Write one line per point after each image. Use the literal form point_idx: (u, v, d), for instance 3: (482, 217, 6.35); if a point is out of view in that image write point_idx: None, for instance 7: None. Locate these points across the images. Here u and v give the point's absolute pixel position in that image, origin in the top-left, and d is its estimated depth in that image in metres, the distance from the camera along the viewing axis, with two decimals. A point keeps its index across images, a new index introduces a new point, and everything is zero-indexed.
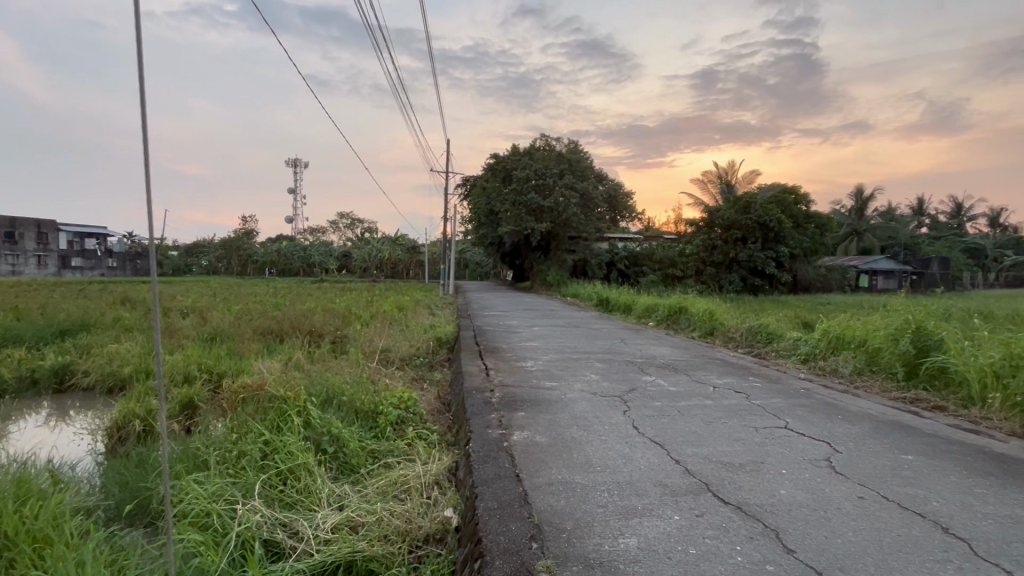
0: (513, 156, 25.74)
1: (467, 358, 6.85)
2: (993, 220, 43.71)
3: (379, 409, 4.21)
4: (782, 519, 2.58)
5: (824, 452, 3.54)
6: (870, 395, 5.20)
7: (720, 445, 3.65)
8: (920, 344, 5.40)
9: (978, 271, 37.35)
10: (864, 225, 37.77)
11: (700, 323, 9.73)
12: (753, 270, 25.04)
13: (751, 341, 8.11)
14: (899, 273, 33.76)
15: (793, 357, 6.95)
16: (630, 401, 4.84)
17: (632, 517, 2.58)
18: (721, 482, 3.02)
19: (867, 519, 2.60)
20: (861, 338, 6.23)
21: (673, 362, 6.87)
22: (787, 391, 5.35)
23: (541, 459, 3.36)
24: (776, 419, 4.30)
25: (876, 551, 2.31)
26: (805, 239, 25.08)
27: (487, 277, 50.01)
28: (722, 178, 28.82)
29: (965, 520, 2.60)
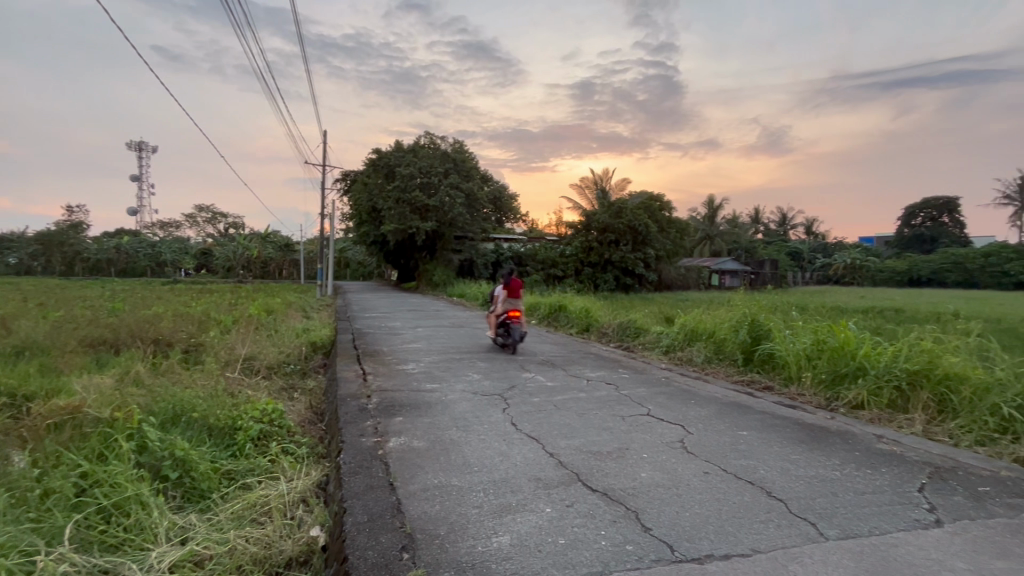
0: (396, 153, 25.04)
1: (344, 364, 6.47)
2: (808, 229, 52.52)
3: (238, 423, 3.79)
4: (641, 501, 2.79)
5: (678, 434, 3.93)
6: (716, 380, 5.93)
7: (590, 435, 3.88)
8: (754, 334, 6.29)
9: (798, 270, 44.70)
10: (714, 231, 43.18)
11: (577, 320, 10.30)
12: (625, 270, 27.24)
13: (621, 335, 8.79)
14: (742, 273, 39.10)
15: (657, 349, 7.66)
16: (510, 399, 4.94)
17: (506, 514, 2.61)
18: (590, 471, 3.19)
19: (710, 492, 2.92)
20: (709, 331, 7.06)
21: (552, 358, 7.16)
22: (649, 380, 5.87)
23: (417, 464, 3.28)
24: (639, 407, 4.68)
25: (716, 520, 2.60)
26: (667, 242, 27.93)
27: (370, 277, 48.08)
28: (597, 184, 30.88)
29: (783, 483, 3.06)
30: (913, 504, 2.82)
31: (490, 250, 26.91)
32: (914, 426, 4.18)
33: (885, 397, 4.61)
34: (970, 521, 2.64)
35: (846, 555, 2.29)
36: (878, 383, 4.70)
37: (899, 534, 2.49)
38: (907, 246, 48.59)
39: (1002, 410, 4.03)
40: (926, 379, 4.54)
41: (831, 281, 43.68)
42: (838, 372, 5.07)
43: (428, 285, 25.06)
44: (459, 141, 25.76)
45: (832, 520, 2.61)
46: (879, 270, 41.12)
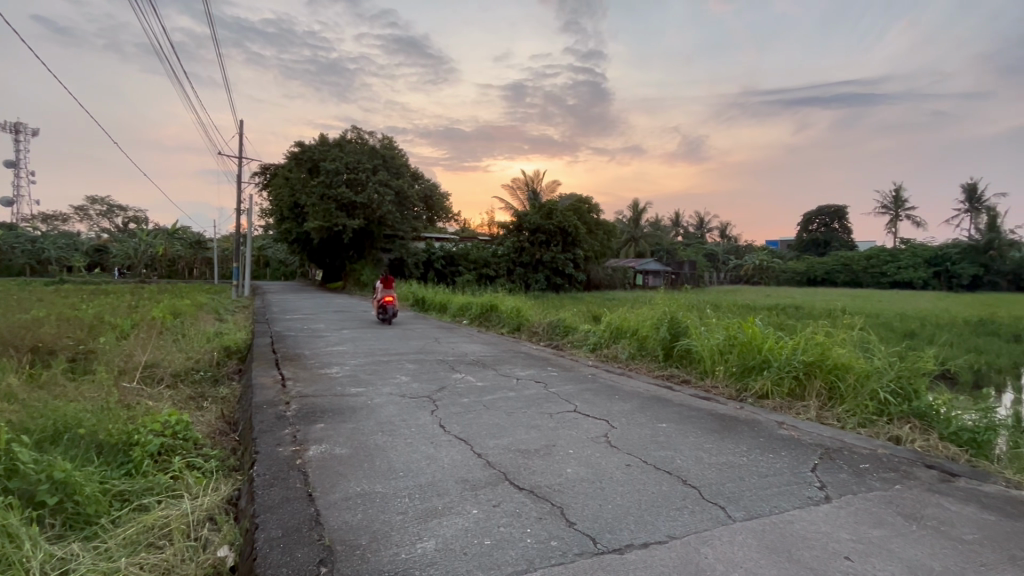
0: (321, 146, 23.92)
1: (260, 369, 6.08)
2: (722, 232, 56.53)
3: (134, 438, 3.42)
4: (565, 496, 2.86)
5: (603, 429, 4.06)
6: (638, 375, 6.21)
7: (518, 433, 3.91)
8: (673, 330, 6.65)
9: (713, 270, 47.96)
10: (639, 233, 45.29)
11: (508, 319, 10.38)
12: (555, 270, 27.91)
13: (550, 334, 8.94)
14: (664, 273, 41.53)
15: (585, 347, 7.88)
16: (438, 400, 4.87)
17: (431, 519, 2.56)
18: (517, 469, 3.21)
19: (631, 484, 3.03)
20: (632, 329, 7.35)
21: (482, 358, 7.16)
22: (577, 377, 6.03)
23: (339, 473, 3.13)
24: (566, 404, 4.80)
25: (636, 510, 2.70)
26: (595, 244, 28.87)
27: (292, 276, 45.64)
28: (528, 185, 31.31)
29: (698, 471, 3.24)
30: (807, 483, 3.10)
31: (421, 250, 26.45)
32: (809, 412, 4.61)
33: (786, 386, 5.04)
34: (853, 495, 2.94)
35: (750, 534, 2.48)
36: (781, 374, 5.13)
37: (795, 511, 2.72)
38: (805, 249, 53.81)
39: (879, 394, 4.56)
40: (819, 368, 5.02)
41: (741, 281, 47.36)
42: (747, 364, 5.48)
43: (356, 287, 24.22)
44: (388, 137, 25.16)
45: (738, 503, 2.80)
46: (782, 270, 45.22)
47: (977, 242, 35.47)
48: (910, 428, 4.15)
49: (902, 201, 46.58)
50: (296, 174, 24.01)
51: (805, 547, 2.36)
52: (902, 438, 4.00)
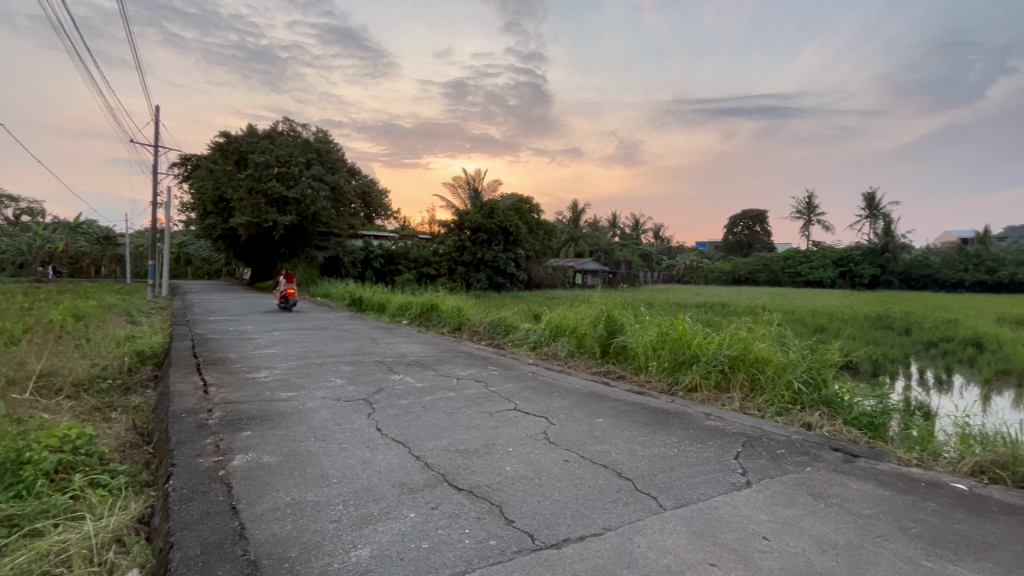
0: (249, 137, 22.58)
1: (179, 375, 5.64)
2: (656, 233, 59.00)
3: (26, 456, 3.05)
4: (505, 494, 2.86)
5: (542, 426, 4.11)
6: (577, 372, 6.36)
7: (458, 434, 3.88)
8: (609, 328, 6.86)
9: (648, 270, 50.01)
10: (578, 233, 46.36)
11: (448, 319, 10.28)
12: (497, 269, 27.99)
13: (491, 333, 8.95)
14: (601, 272, 42.77)
15: (525, 345, 7.95)
16: (375, 403, 4.73)
17: (367, 525, 2.48)
18: (456, 470, 3.19)
19: (568, 479, 3.10)
20: (571, 327, 7.51)
21: (422, 359, 7.04)
22: (517, 376, 6.08)
23: (267, 483, 2.95)
24: (507, 402, 4.82)
25: (573, 505, 2.76)
26: (536, 243, 29.23)
27: (216, 275, 42.72)
28: (470, 184, 31.15)
29: (632, 464, 3.35)
30: (731, 469, 3.31)
31: (358, 248, 25.66)
32: (733, 403, 4.92)
33: (713, 379, 5.34)
34: (770, 479, 3.17)
35: (680, 522, 2.59)
36: (708, 368, 5.42)
37: (720, 497, 2.88)
38: (730, 249, 57.38)
39: (793, 384, 4.95)
40: (742, 362, 5.36)
41: (673, 280, 49.70)
42: (678, 359, 5.75)
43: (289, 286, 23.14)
44: (323, 130, 24.15)
45: (669, 493, 2.93)
46: (711, 270, 47.97)
47: (875, 245, 39.36)
48: (820, 415, 4.54)
49: (814, 207, 50.79)
50: (220, 166, 22.46)
51: (728, 530, 2.51)
52: (812, 424, 4.36)
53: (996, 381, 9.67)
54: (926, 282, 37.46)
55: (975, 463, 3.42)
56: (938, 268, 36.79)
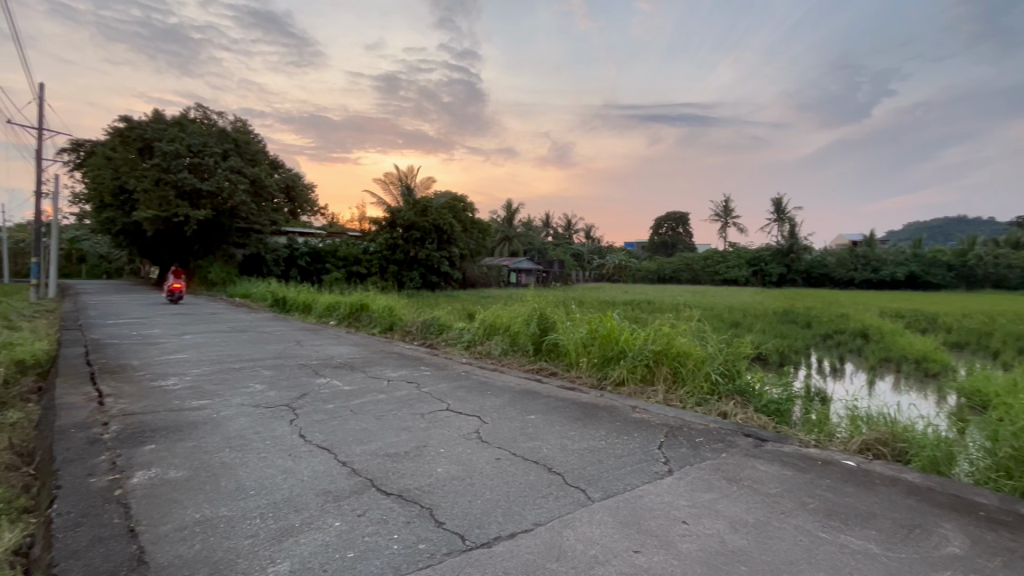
0: (155, 124, 20.66)
1: (69, 385, 5.04)
2: (587, 234, 60.77)
3: None
4: (435, 496, 2.81)
5: (474, 426, 4.09)
6: (510, 370, 6.39)
7: (387, 437, 3.77)
8: (542, 326, 6.98)
9: (579, 269, 51.39)
10: (512, 232, 46.69)
11: (379, 319, 9.98)
12: (430, 267, 27.72)
13: (424, 333, 8.80)
14: (535, 272, 43.37)
15: (459, 344, 7.90)
16: (299, 408, 4.49)
17: (286, 538, 2.35)
18: (385, 474, 3.09)
19: (500, 476, 3.10)
20: (504, 326, 7.56)
21: (351, 361, 6.77)
22: (449, 375, 6.01)
23: (172, 500, 2.70)
24: (439, 403, 4.75)
25: (504, 503, 2.76)
26: (470, 242, 29.14)
27: (117, 274, 38.71)
28: (402, 181, 30.44)
29: (562, 459, 3.42)
30: (654, 459, 3.47)
31: (282, 245, 24.30)
32: (658, 395, 5.16)
33: (639, 373, 5.57)
34: (690, 466, 3.35)
35: (607, 512, 2.68)
36: (635, 362, 5.66)
37: (645, 486, 3.01)
38: (656, 250, 60.29)
39: (711, 376, 5.28)
40: (665, 356, 5.64)
41: (604, 279, 51.45)
42: (607, 355, 5.94)
43: (204, 287, 21.53)
44: (241, 119, 22.59)
45: (598, 484, 3.02)
46: (638, 269, 50.16)
47: (782, 246, 43.02)
48: (734, 403, 4.87)
49: (730, 210, 54.58)
50: (121, 154, 20.34)
51: (651, 517, 2.63)
52: (727, 412, 4.67)
53: (880, 368, 10.92)
54: (824, 280, 41.46)
55: (862, 441, 3.82)
56: (833, 268, 40.90)
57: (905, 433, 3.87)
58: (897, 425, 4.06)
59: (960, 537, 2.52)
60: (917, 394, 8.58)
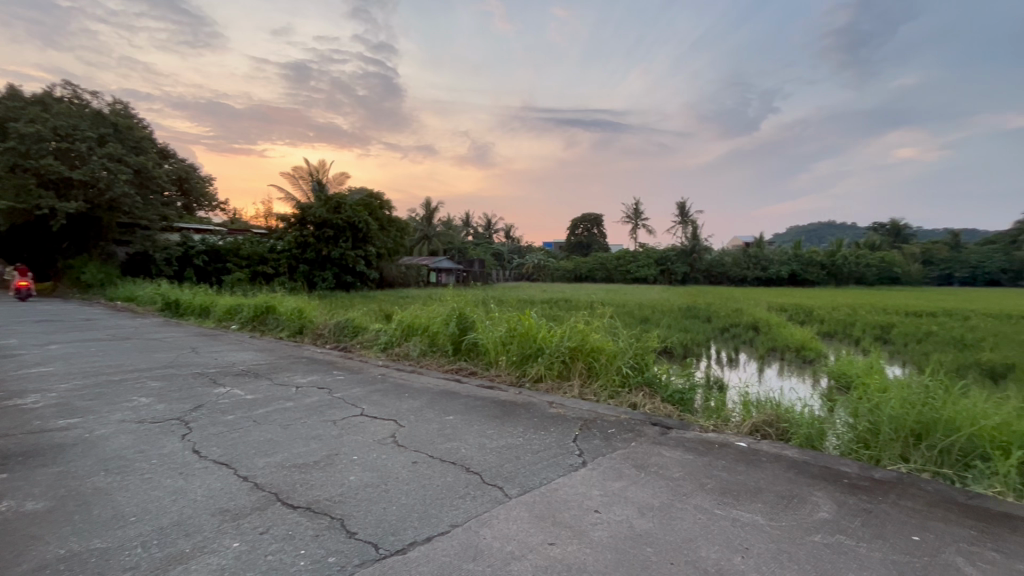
0: (10, 101, 17.80)
1: None
2: (507, 233, 61.45)
3: None
4: (348, 505, 2.70)
5: (390, 430, 3.97)
6: (429, 371, 6.28)
7: (295, 447, 3.54)
8: (461, 325, 6.95)
9: (500, 269, 51.84)
10: (432, 231, 46.06)
11: (288, 322, 9.37)
12: (345, 267, 26.63)
13: (338, 335, 8.41)
14: (456, 271, 43.08)
15: (375, 347, 7.64)
16: (194, 421, 4.09)
17: (175, 567, 2.12)
18: (292, 487, 2.90)
19: (416, 480, 3.04)
20: (423, 326, 7.42)
21: (255, 368, 6.27)
22: (365, 379, 5.78)
23: (28, 537, 2.33)
24: (353, 408, 4.56)
25: (420, 507, 2.70)
26: (388, 241, 28.37)
27: None
28: (313, 176, 28.87)
29: (480, 457, 3.42)
30: (569, 452, 3.58)
31: (174, 242, 21.47)
32: (573, 390, 5.33)
33: (555, 369, 5.73)
34: (602, 456, 3.50)
35: (523, 508, 2.72)
36: (551, 359, 5.81)
37: (560, 479, 3.10)
38: (573, 250, 62.38)
39: (622, 369, 5.56)
40: (580, 352, 5.84)
41: (523, 278, 52.33)
42: (524, 353, 6.05)
43: (77, 289, 18.93)
44: (122, 102, 20.12)
45: (515, 481, 3.06)
46: (556, 268, 51.61)
47: (685, 247, 46.39)
48: (643, 395, 5.17)
49: (640, 213, 57.92)
50: None
51: (566, 509, 2.71)
52: (637, 403, 4.94)
53: (767, 356, 12.15)
54: (723, 278, 45.19)
55: (752, 424, 4.21)
56: (729, 267, 44.82)
57: (787, 414, 4.33)
58: (780, 407, 4.53)
59: (830, 504, 2.85)
60: (797, 379, 9.65)
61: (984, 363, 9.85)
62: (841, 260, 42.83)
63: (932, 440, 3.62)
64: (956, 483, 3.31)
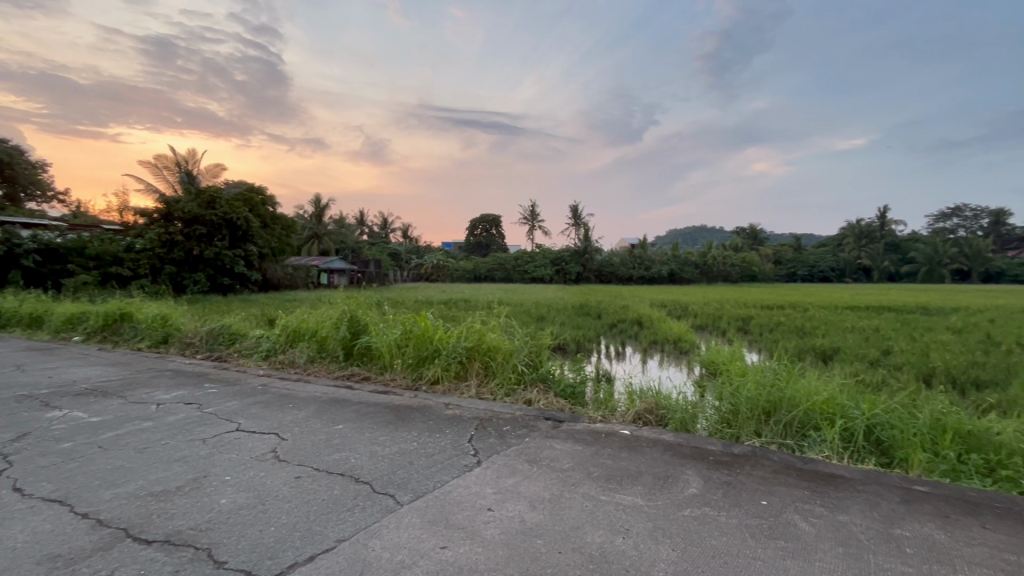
0: None
1: None
2: (405, 233, 59.98)
3: None
4: (217, 532, 2.43)
5: (270, 444, 3.66)
6: (317, 378, 5.90)
7: (153, 473, 3.12)
8: (352, 329, 6.64)
9: (397, 269, 50.44)
10: (322, 230, 43.49)
11: (149, 330, 8.24)
12: (221, 268, 24.24)
13: (211, 344, 7.58)
14: (350, 271, 41.09)
15: (255, 355, 7.00)
16: (17, 454, 3.42)
17: None
18: (147, 519, 2.55)
19: (299, 497, 2.82)
20: (311, 331, 6.97)
21: (103, 385, 5.41)
22: (243, 391, 5.26)
23: None
24: (226, 424, 4.13)
25: (304, 525, 2.52)
26: (271, 240, 26.43)
27: None
28: (180, 166, 25.71)
29: (371, 466, 3.28)
30: (465, 453, 3.57)
31: None
32: (471, 390, 5.33)
33: (452, 370, 5.69)
34: (495, 454, 3.54)
35: (416, 514, 2.66)
36: (448, 360, 5.76)
37: (454, 481, 3.07)
38: (472, 250, 62.58)
39: (518, 367, 5.69)
40: (477, 352, 5.87)
41: (422, 278, 51.41)
42: (421, 355, 5.93)
43: None
44: None
45: (407, 487, 2.97)
46: (456, 269, 51.50)
47: (579, 247, 48.78)
48: (538, 390, 5.33)
49: (536, 215, 59.88)
50: None
51: (459, 511, 2.69)
52: (532, 399, 5.08)
53: (650, 349, 13.22)
54: (612, 278, 48.27)
55: (635, 412, 4.54)
56: (618, 267, 48.05)
57: (665, 401, 4.72)
58: (659, 395, 4.93)
59: (698, 480, 3.16)
60: (674, 368, 10.64)
61: (817, 347, 11.66)
62: (710, 260, 48.00)
63: (778, 416, 4.19)
64: (796, 451, 3.86)
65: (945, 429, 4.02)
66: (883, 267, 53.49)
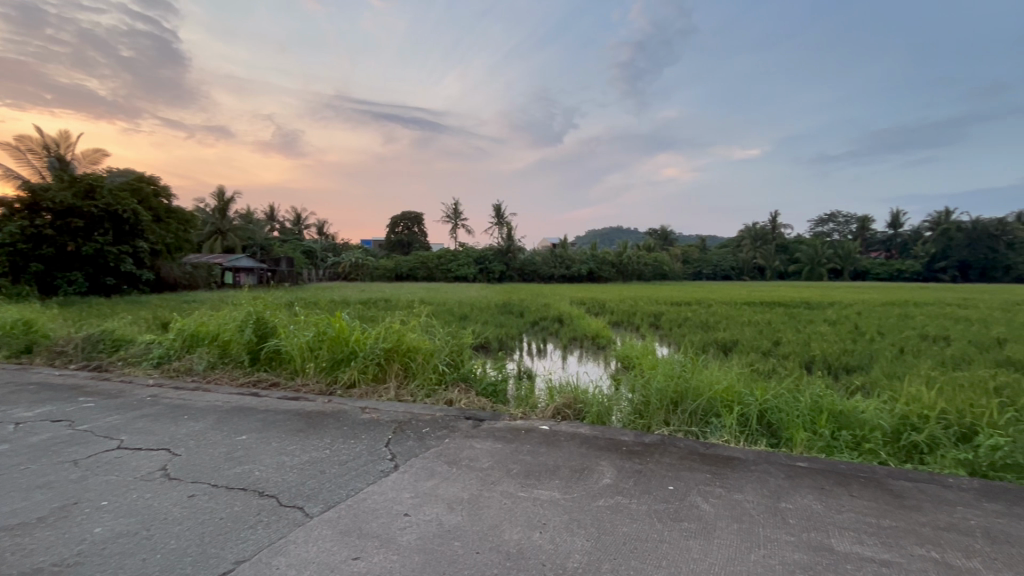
0: None
1: None
2: (320, 229, 57.09)
3: None
4: (88, 567, 2.14)
5: (159, 462, 3.30)
6: (219, 386, 5.42)
7: (8, 505, 2.68)
8: (259, 332, 6.19)
9: (312, 268, 47.86)
10: (226, 225, 40.13)
11: (7, 339, 7.10)
12: (103, 266, 21.54)
13: (89, 352, 6.70)
14: (259, 271, 38.31)
15: (144, 363, 6.29)
16: None
17: None
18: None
19: (192, 518, 2.57)
20: (211, 334, 6.39)
21: None
22: (127, 404, 4.69)
23: None
24: (106, 442, 3.66)
25: (196, 548, 2.30)
26: (165, 235, 24.00)
27: None
28: (49, 151, 22.51)
29: (277, 479, 3.06)
30: (381, 458, 3.44)
31: None
32: (390, 392, 5.15)
33: (370, 372, 5.48)
34: (414, 458, 3.45)
35: (326, 526, 2.51)
36: (365, 363, 5.54)
37: (369, 489, 2.95)
38: (393, 248, 60.94)
39: (439, 367, 5.59)
40: (396, 352, 5.70)
41: (339, 277, 49.21)
42: (335, 358, 5.66)
43: None
44: None
45: (317, 498, 2.81)
46: (376, 267, 49.80)
47: (501, 246, 49.16)
48: (459, 390, 5.27)
49: (459, 213, 59.53)
50: None
51: (374, 519, 2.59)
52: (453, 399, 5.01)
53: (570, 345, 13.63)
54: (534, 276, 49.14)
55: (555, 407, 4.64)
56: (539, 265, 49.06)
57: (583, 396, 4.87)
58: (577, 389, 5.08)
59: (612, 470, 3.29)
60: (592, 363, 11.05)
61: (719, 340, 12.65)
62: (625, 259, 50.46)
63: (684, 405, 4.49)
64: (699, 437, 4.15)
65: (822, 410, 4.50)
66: (774, 267, 59.21)
